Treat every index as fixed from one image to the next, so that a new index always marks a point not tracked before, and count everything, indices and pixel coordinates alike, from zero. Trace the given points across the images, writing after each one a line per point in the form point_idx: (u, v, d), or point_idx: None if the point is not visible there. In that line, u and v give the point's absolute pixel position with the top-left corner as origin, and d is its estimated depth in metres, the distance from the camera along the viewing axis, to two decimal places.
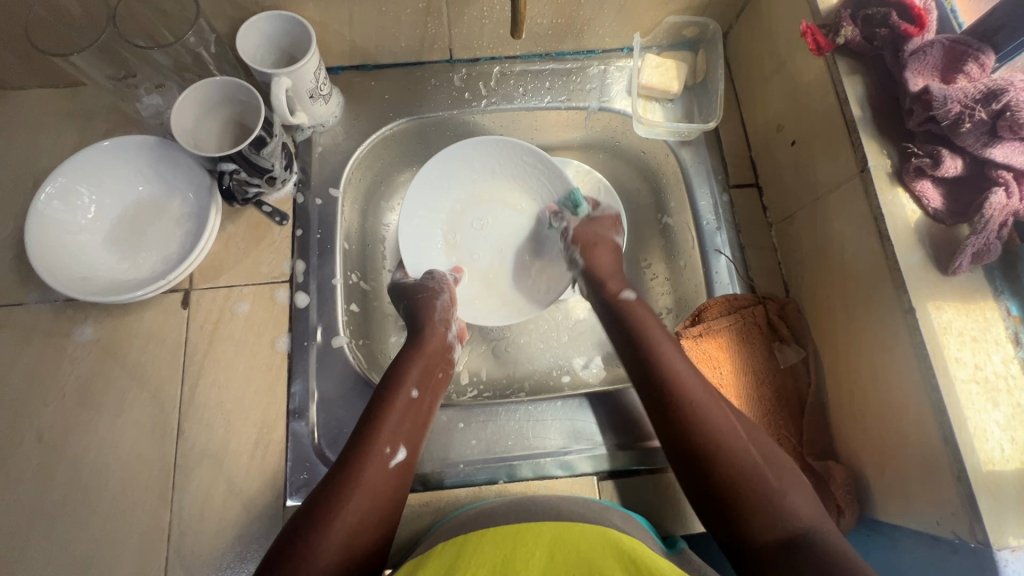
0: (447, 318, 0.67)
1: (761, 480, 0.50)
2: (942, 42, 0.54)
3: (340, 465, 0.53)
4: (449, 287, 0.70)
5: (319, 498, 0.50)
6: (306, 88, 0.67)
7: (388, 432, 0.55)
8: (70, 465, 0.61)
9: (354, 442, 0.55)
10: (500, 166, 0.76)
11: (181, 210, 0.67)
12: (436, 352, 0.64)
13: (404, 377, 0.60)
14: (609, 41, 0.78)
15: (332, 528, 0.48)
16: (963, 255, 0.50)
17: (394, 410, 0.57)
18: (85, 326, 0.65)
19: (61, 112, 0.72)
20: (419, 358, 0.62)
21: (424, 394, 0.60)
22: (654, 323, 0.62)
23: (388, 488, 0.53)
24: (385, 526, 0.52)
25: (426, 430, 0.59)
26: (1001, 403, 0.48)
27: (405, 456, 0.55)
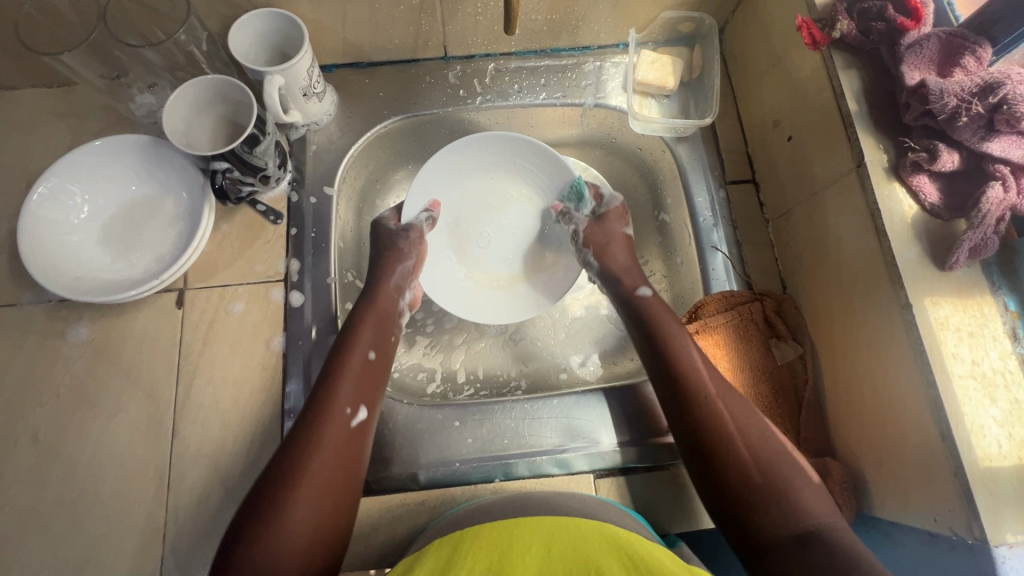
0: (404, 283, 0.67)
1: (782, 478, 0.50)
2: (939, 36, 0.53)
3: (298, 429, 0.52)
4: (421, 249, 0.69)
5: (280, 462, 0.50)
6: (299, 86, 0.66)
7: (348, 391, 0.55)
8: (65, 465, 0.61)
9: (313, 403, 0.54)
10: (510, 164, 0.76)
11: (175, 209, 0.67)
12: (386, 314, 0.63)
13: (358, 337, 0.59)
14: (604, 37, 0.77)
15: (298, 494, 0.48)
16: (960, 250, 0.50)
17: (351, 369, 0.57)
18: (79, 327, 0.65)
19: (54, 111, 0.71)
20: (372, 315, 0.62)
21: (381, 356, 0.60)
22: (669, 319, 0.62)
23: (350, 453, 0.52)
24: (352, 494, 0.51)
25: (380, 392, 0.59)
26: (998, 399, 0.48)
27: (366, 415, 0.55)
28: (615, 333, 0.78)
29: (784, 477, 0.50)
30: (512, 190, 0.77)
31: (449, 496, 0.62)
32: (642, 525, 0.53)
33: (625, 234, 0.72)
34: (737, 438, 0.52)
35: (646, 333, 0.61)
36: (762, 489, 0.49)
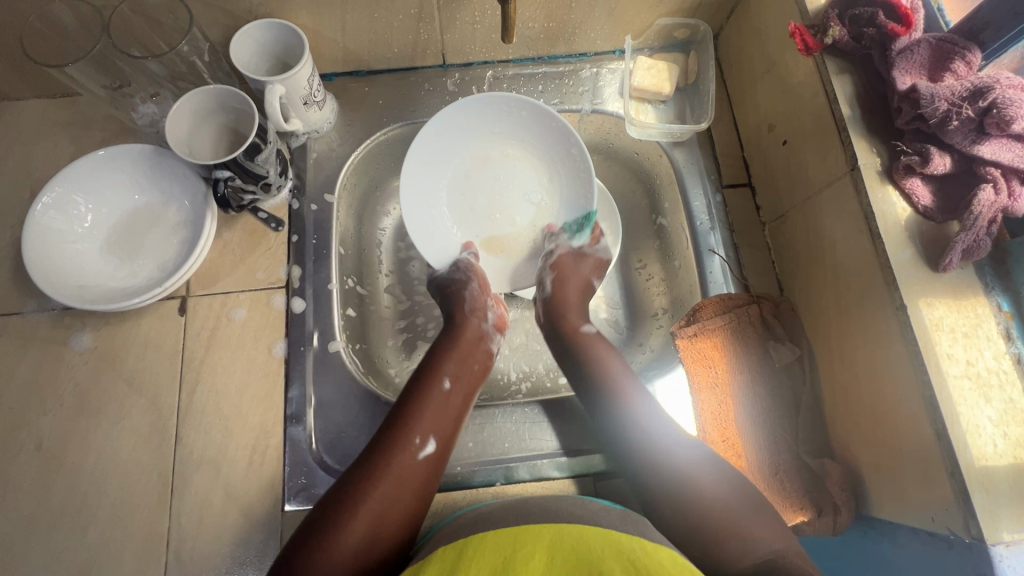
0: (480, 308, 0.68)
1: (728, 516, 0.51)
2: (929, 41, 0.54)
3: (372, 450, 0.54)
4: (480, 274, 0.70)
5: (352, 480, 0.52)
6: (300, 95, 0.67)
7: (424, 424, 0.57)
8: (69, 472, 0.61)
9: (389, 429, 0.56)
10: (497, 125, 0.72)
11: (177, 217, 0.67)
12: (471, 343, 0.66)
13: (438, 370, 0.61)
14: (600, 44, 0.78)
15: (360, 511, 0.49)
16: (954, 251, 0.50)
17: (431, 401, 0.59)
18: (83, 334, 0.66)
19: (57, 121, 0.72)
20: (454, 350, 0.64)
21: (458, 387, 0.61)
22: (605, 351, 0.66)
23: (420, 478, 0.54)
24: (418, 513, 0.53)
25: (461, 423, 0.60)
26: (993, 399, 0.48)
27: (435, 449, 0.56)
28: (614, 337, 0.79)
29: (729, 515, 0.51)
30: (499, 148, 0.74)
31: (450, 499, 0.62)
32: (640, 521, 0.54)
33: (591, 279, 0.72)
34: (690, 475, 0.53)
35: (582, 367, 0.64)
36: (721, 523, 0.50)
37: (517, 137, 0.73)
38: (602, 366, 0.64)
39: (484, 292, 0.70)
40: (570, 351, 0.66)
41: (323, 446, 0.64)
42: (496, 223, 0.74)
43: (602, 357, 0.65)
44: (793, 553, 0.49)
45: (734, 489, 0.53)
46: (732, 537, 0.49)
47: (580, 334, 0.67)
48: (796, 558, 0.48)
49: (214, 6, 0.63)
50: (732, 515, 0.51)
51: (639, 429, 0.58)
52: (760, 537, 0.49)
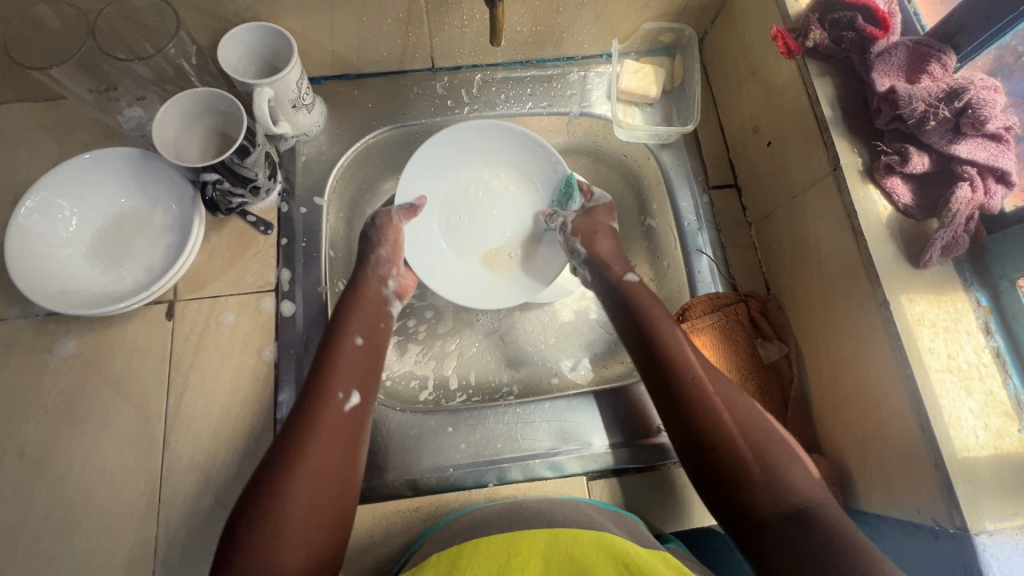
0: (383, 273, 0.67)
1: (765, 464, 0.49)
2: (906, 44, 0.56)
3: (295, 416, 0.52)
4: (393, 236, 0.69)
5: (279, 446, 0.50)
6: (288, 98, 0.67)
7: (341, 378, 0.55)
8: (54, 480, 0.60)
9: (310, 385, 0.54)
10: (475, 151, 0.76)
11: (164, 221, 0.67)
12: (376, 303, 0.64)
13: (347, 328, 0.60)
14: (588, 48, 0.79)
15: (298, 472, 0.48)
16: (934, 247, 0.52)
17: (339, 355, 0.57)
18: (67, 340, 0.65)
19: (41, 126, 0.71)
20: (358, 310, 0.62)
21: (370, 342, 0.60)
22: (655, 305, 0.62)
23: (346, 431, 0.52)
24: (353, 470, 0.52)
25: (377, 375, 0.59)
26: (973, 391, 0.50)
27: (359, 401, 0.55)
28: (605, 337, 0.80)
29: (769, 451, 0.50)
30: (490, 176, 0.78)
31: (443, 501, 0.61)
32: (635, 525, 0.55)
33: (611, 225, 0.72)
34: (741, 416, 0.52)
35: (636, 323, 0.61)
36: (760, 464, 0.49)
37: (496, 160, 0.77)
38: (655, 325, 0.60)
39: (392, 258, 0.68)
40: (626, 312, 0.63)
41: None
42: (486, 241, 0.77)
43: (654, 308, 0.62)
44: (828, 504, 0.48)
45: (752, 431, 0.51)
46: (765, 479, 0.48)
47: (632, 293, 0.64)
48: (832, 510, 0.47)
49: (202, 10, 0.62)
50: (762, 451, 0.50)
51: (690, 377, 0.55)
52: (795, 477, 0.49)
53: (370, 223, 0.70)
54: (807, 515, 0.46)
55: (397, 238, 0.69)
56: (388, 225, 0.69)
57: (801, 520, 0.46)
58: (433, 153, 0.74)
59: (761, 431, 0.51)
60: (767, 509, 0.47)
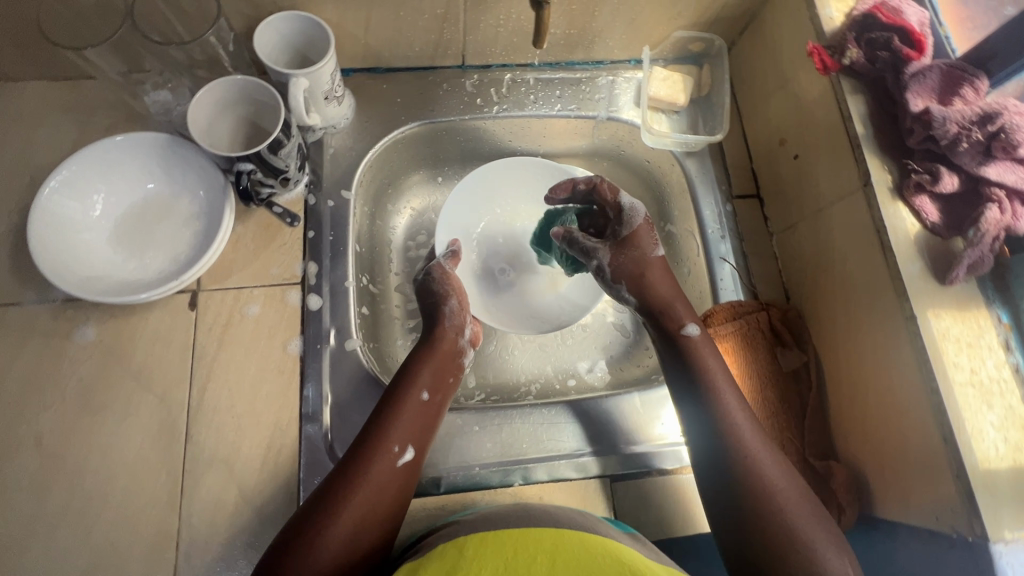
0: (458, 324, 0.68)
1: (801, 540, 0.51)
2: (940, 67, 0.58)
3: (347, 465, 0.54)
4: (455, 286, 0.70)
5: (329, 488, 0.53)
6: (322, 90, 0.66)
7: (400, 432, 0.57)
8: (71, 470, 0.59)
9: (367, 437, 0.56)
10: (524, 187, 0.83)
11: (190, 208, 0.65)
12: (447, 356, 0.65)
13: (416, 379, 0.61)
14: (617, 53, 0.80)
15: (342, 518, 0.51)
16: (961, 266, 0.53)
17: (406, 411, 0.59)
18: (87, 327, 0.63)
19: (61, 105, 0.69)
20: (431, 360, 0.63)
21: (436, 397, 0.62)
22: (721, 375, 0.60)
23: (393, 489, 0.55)
24: (394, 520, 0.54)
25: (433, 433, 0.61)
26: (994, 405, 0.51)
27: (412, 456, 0.57)
28: (622, 341, 0.81)
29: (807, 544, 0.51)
30: (525, 214, 0.84)
31: (469, 500, 0.62)
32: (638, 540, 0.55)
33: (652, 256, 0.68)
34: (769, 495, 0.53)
35: (697, 392, 0.59)
36: (794, 554, 0.50)
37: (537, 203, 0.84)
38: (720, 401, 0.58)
39: (462, 308, 0.69)
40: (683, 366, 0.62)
41: (338, 446, 0.63)
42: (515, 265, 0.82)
43: (709, 373, 0.60)
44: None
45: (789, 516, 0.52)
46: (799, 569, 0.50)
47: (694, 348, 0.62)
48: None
49: None
50: (802, 542, 0.51)
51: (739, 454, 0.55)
52: (830, 568, 0.50)
53: (425, 275, 0.71)
54: None
55: (460, 291, 0.70)
56: (446, 276, 0.71)
57: None
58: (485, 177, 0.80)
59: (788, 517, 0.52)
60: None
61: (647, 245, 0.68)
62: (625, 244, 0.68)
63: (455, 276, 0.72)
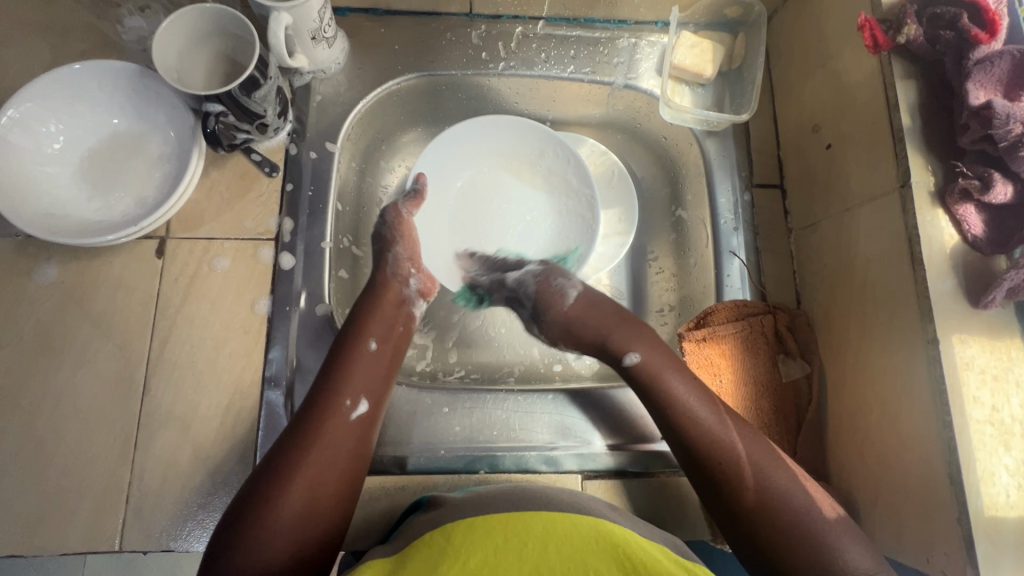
0: (403, 273, 0.63)
1: (809, 535, 0.48)
2: (1014, 53, 0.48)
3: (300, 424, 0.52)
4: (408, 234, 0.66)
5: (283, 447, 0.50)
6: (309, 28, 0.60)
7: (351, 384, 0.54)
8: (25, 413, 0.57)
9: (316, 393, 0.53)
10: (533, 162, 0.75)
11: (161, 149, 0.61)
12: (393, 306, 0.61)
13: (364, 329, 0.58)
14: (643, 12, 0.72)
15: (298, 477, 0.48)
16: (999, 289, 0.47)
17: (356, 362, 0.55)
18: (48, 267, 0.60)
19: (27, 22, 0.63)
20: (376, 310, 0.60)
21: (386, 347, 0.58)
22: (664, 367, 0.57)
23: (350, 442, 0.52)
24: (358, 469, 0.52)
25: (389, 384, 0.58)
26: (1012, 447, 0.46)
27: (366, 409, 0.54)
28: None
29: (809, 528, 0.48)
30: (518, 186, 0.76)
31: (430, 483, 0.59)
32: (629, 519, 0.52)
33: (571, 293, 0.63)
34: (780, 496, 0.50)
35: (655, 405, 0.56)
36: (808, 542, 0.48)
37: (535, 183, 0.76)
38: (679, 409, 0.55)
39: (411, 257, 0.65)
40: (641, 384, 0.58)
41: (301, 413, 0.60)
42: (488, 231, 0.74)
43: (671, 395, 0.55)
44: None
45: (799, 505, 0.50)
46: (818, 565, 0.47)
47: (642, 360, 0.58)
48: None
49: None
50: (814, 532, 0.48)
51: (726, 452, 0.52)
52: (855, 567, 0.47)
53: (381, 219, 0.68)
54: None
55: (410, 240, 0.66)
56: (400, 221, 0.66)
57: None
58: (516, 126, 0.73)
59: (792, 506, 0.50)
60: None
61: (557, 298, 0.63)
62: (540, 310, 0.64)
63: (411, 222, 0.67)
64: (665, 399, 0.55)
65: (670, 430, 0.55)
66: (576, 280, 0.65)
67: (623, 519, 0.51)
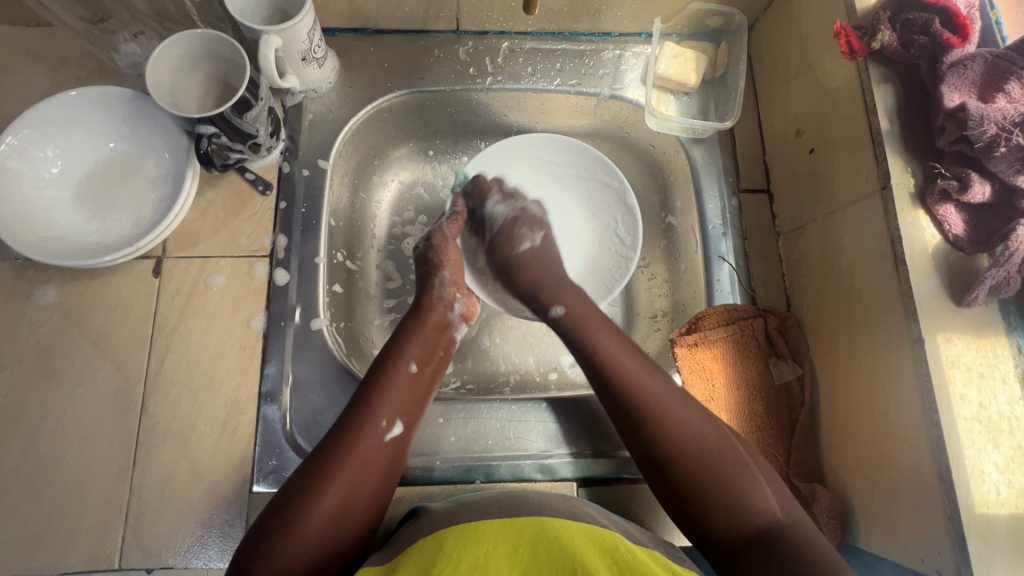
0: (448, 298, 0.64)
1: (718, 471, 0.50)
2: (985, 57, 0.50)
3: (331, 445, 0.51)
4: (452, 258, 0.66)
5: (315, 465, 0.50)
6: (298, 50, 0.62)
7: (386, 407, 0.54)
8: (25, 434, 0.58)
9: (351, 415, 0.53)
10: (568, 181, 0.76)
11: (156, 171, 0.62)
12: (437, 330, 0.61)
13: (403, 353, 0.58)
14: (626, 24, 0.73)
15: (326, 498, 0.48)
16: (981, 287, 0.48)
17: (391, 385, 0.55)
18: (47, 289, 0.61)
19: (27, 51, 0.65)
20: (417, 333, 0.60)
21: (424, 370, 0.58)
22: (613, 343, 0.57)
23: (381, 463, 0.52)
24: (382, 493, 0.52)
25: (423, 408, 0.58)
26: (1001, 444, 0.46)
27: (400, 432, 0.54)
28: None
29: (729, 476, 0.50)
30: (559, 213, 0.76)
31: (426, 493, 0.60)
32: (623, 527, 0.53)
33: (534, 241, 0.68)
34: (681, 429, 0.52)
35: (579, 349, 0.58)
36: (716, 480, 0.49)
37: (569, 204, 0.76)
38: (608, 359, 0.56)
39: (456, 281, 0.65)
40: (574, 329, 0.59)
41: (297, 427, 0.61)
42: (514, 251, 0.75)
43: (597, 342, 0.57)
44: (797, 521, 0.48)
45: (709, 442, 0.51)
46: (722, 509, 0.49)
47: (590, 333, 0.58)
48: (800, 530, 0.47)
49: None
50: (722, 473, 0.50)
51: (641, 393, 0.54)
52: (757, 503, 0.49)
53: (425, 241, 0.68)
54: (773, 539, 0.46)
55: (452, 261, 0.66)
56: (444, 245, 0.66)
57: (769, 543, 0.46)
58: (541, 143, 0.73)
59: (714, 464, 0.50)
60: (740, 531, 0.48)
61: (513, 242, 0.67)
62: (494, 244, 0.68)
63: (454, 243, 0.67)
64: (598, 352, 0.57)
65: (598, 379, 0.56)
66: (538, 236, 0.68)
67: (614, 526, 0.51)
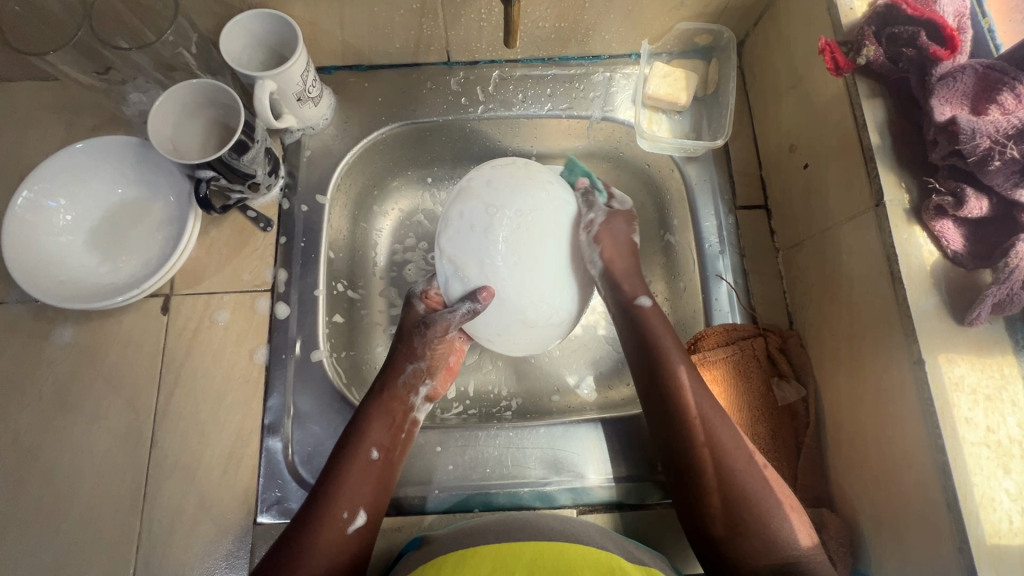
0: (414, 377, 0.63)
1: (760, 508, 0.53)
2: (975, 68, 0.49)
3: (299, 528, 0.53)
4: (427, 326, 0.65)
5: (286, 545, 0.52)
6: (293, 91, 0.64)
7: (349, 494, 0.55)
8: (44, 469, 0.60)
9: (315, 502, 0.55)
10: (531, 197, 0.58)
11: (163, 213, 0.65)
12: (400, 408, 0.61)
13: (365, 436, 0.58)
14: (615, 46, 0.74)
15: None
16: (983, 305, 0.46)
17: (353, 471, 0.56)
18: (64, 329, 0.64)
19: (45, 105, 0.69)
20: (379, 414, 0.59)
21: (389, 454, 0.59)
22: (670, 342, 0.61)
23: (348, 551, 0.54)
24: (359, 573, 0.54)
25: (390, 485, 0.58)
26: (1012, 471, 0.44)
27: (365, 519, 0.55)
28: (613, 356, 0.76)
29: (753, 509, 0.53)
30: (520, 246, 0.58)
31: (425, 523, 0.61)
32: (624, 544, 0.53)
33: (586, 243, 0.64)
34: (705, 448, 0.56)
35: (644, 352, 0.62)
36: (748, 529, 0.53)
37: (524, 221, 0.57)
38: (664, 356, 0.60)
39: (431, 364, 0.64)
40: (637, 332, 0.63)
41: (298, 457, 0.62)
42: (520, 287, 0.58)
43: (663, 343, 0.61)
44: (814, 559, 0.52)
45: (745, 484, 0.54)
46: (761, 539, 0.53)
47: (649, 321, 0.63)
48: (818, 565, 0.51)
49: None
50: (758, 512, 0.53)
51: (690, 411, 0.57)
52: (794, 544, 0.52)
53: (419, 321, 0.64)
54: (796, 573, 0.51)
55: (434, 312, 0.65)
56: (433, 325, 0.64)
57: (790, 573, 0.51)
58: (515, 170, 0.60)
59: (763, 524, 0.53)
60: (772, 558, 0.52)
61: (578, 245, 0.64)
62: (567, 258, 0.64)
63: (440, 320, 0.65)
64: (671, 381, 0.59)
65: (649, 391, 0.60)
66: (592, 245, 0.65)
67: (607, 543, 0.52)
